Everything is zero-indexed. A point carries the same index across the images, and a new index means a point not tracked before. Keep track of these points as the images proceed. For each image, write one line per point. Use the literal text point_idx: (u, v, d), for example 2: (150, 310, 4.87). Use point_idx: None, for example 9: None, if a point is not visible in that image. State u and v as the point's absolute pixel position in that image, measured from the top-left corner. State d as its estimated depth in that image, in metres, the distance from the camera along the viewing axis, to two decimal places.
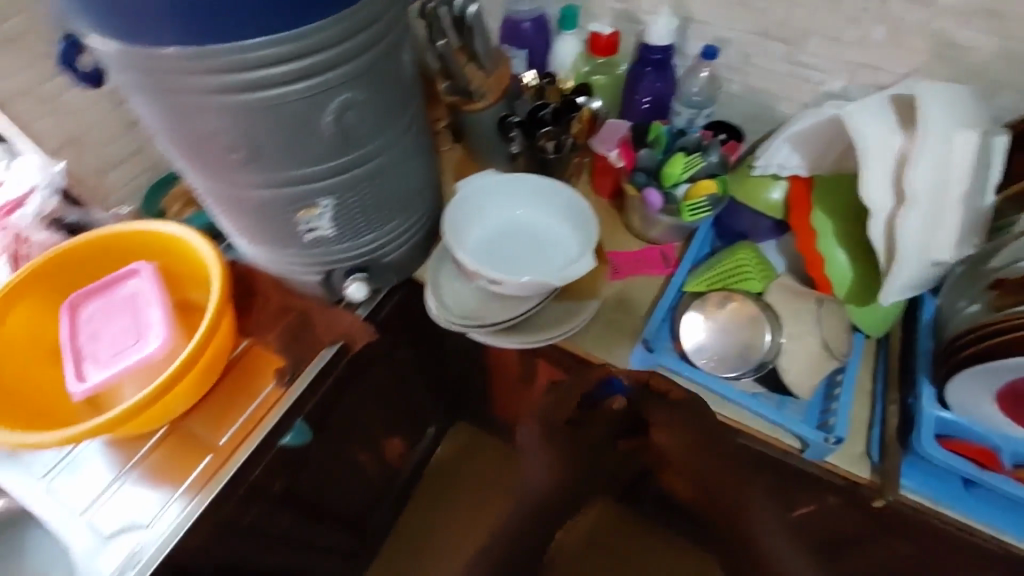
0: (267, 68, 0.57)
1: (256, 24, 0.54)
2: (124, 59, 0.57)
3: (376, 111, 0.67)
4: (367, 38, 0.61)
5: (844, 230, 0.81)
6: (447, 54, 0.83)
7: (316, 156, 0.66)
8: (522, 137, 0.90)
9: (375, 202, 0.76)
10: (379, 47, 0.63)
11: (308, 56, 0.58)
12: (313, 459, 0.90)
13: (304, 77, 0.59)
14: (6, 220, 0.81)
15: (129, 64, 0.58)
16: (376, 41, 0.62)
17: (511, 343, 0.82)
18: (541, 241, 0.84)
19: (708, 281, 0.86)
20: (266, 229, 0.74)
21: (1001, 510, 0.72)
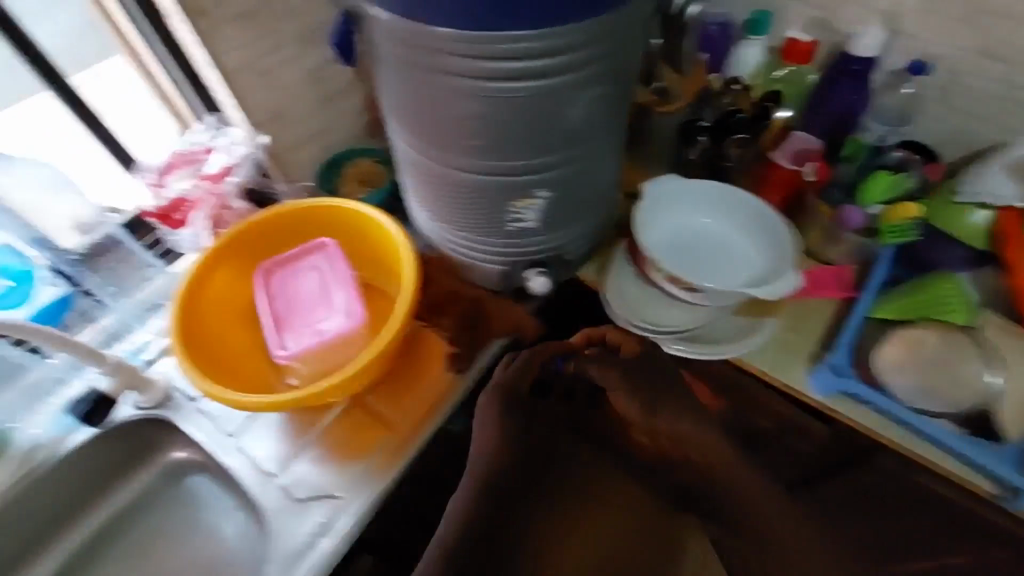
0: (536, 60, 0.57)
1: (545, 11, 0.53)
2: (400, 33, 0.58)
3: (607, 107, 0.66)
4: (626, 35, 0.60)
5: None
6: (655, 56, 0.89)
7: (547, 147, 0.66)
8: (709, 142, 0.88)
9: (578, 196, 0.75)
10: (628, 45, 0.62)
11: (576, 50, 0.57)
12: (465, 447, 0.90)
13: (566, 71, 0.59)
14: (217, 184, 0.84)
15: (403, 37, 0.58)
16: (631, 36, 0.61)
17: (690, 354, 0.80)
18: (731, 253, 0.82)
19: (902, 309, 0.82)
20: (472, 213, 0.75)
21: None
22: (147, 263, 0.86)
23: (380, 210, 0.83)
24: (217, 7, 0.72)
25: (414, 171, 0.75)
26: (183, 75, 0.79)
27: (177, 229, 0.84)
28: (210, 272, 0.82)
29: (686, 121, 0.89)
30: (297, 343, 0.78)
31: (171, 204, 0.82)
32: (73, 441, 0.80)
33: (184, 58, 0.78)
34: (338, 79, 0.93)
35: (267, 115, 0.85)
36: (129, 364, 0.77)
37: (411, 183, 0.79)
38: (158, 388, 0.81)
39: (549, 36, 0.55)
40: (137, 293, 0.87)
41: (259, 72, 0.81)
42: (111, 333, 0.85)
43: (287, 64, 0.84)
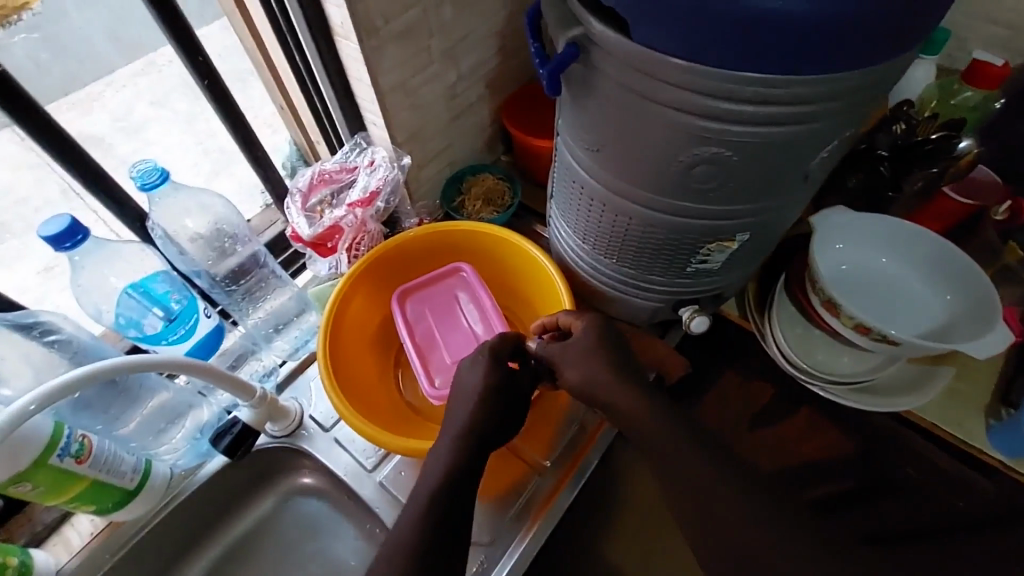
0: (804, 105, 0.46)
1: (828, 56, 0.42)
2: (631, 62, 0.48)
3: (843, 146, 0.56)
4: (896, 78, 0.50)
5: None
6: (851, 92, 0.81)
7: (772, 192, 0.57)
8: (887, 174, 0.82)
9: (770, 235, 0.66)
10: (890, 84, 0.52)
11: (850, 94, 0.47)
12: None
13: (830, 116, 0.49)
14: (362, 209, 0.80)
15: (632, 67, 0.49)
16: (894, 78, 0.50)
17: (865, 408, 0.74)
18: (910, 298, 0.76)
19: None
20: (652, 252, 0.67)
21: None
22: (276, 278, 0.81)
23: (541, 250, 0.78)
24: (385, 23, 0.68)
25: (589, 202, 0.67)
26: (333, 92, 0.75)
27: (325, 255, 0.83)
28: (349, 298, 0.78)
29: (859, 148, 0.84)
30: (447, 380, 0.74)
31: (325, 232, 0.80)
32: (206, 470, 0.76)
33: (337, 74, 0.73)
34: (471, 93, 0.88)
35: (408, 133, 0.81)
36: (270, 396, 0.73)
37: (577, 211, 0.71)
38: (292, 416, 0.77)
39: (832, 80, 0.45)
40: (263, 308, 0.81)
41: (408, 89, 0.77)
42: (237, 356, 0.81)
43: (432, 80, 0.79)
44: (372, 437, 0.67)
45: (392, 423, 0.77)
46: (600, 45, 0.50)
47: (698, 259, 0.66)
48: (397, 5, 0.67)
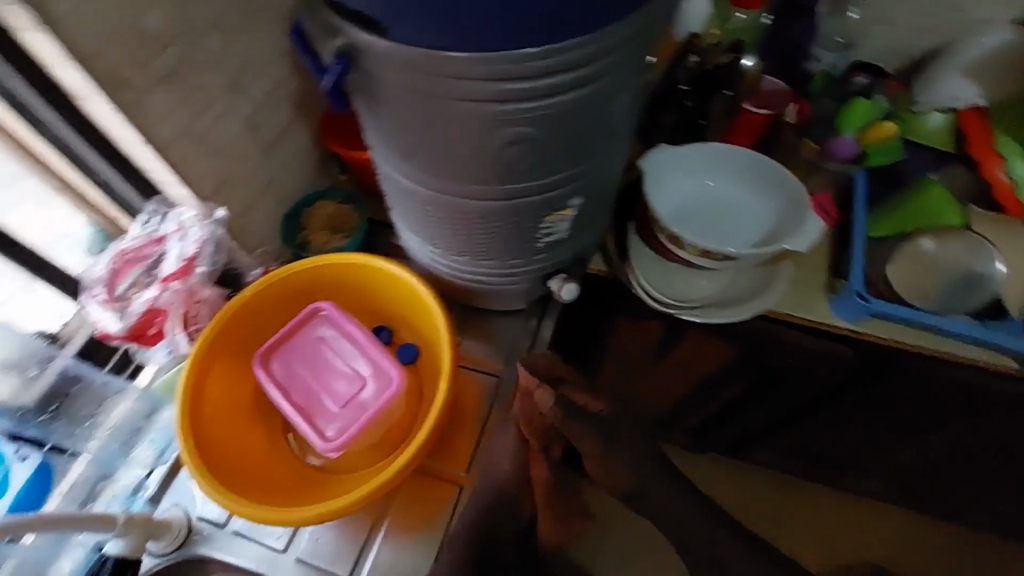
0: (577, 70, 0.47)
1: (581, 19, 0.44)
2: (405, 64, 0.47)
3: (636, 96, 0.59)
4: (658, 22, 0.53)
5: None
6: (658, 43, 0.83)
7: (586, 154, 0.58)
8: (694, 103, 0.88)
9: (601, 193, 0.69)
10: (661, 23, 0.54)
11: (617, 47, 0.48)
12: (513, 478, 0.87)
13: (607, 72, 0.50)
14: (183, 279, 0.72)
15: (407, 69, 0.47)
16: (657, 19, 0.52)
17: (728, 320, 0.81)
18: (739, 212, 0.83)
19: (893, 224, 0.86)
20: (501, 239, 0.67)
21: None
22: (108, 387, 0.73)
23: (398, 264, 0.75)
24: (137, 74, 0.60)
25: (424, 207, 0.64)
26: (106, 160, 0.66)
27: (155, 343, 0.74)
28: (203, 378, 0.70)
29: (663, 87, 0.89)
30: (336, 427, 0.69)
31: (142, 319, 0.71)
32: None
33: (103, 141, 0.64)
34: (278, 121, 0.82)
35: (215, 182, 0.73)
36: (139, 515, 0.64)
37: (418, 219, 0.68)
38: (177, 527, 0.69)
39: (593, 38, 0.46)
40: (103, 425, 0.73)
41: (196, 137, 0.69)
42: (92, 483, 0.72)
43: (222, 121, 0.72)
44: (270, 518, 0.61)
45: (292, 495, 0.71)
46: (372, 56, 0.48)
47: (546, 234, 0.67)
48: (142, 50, 0.60)
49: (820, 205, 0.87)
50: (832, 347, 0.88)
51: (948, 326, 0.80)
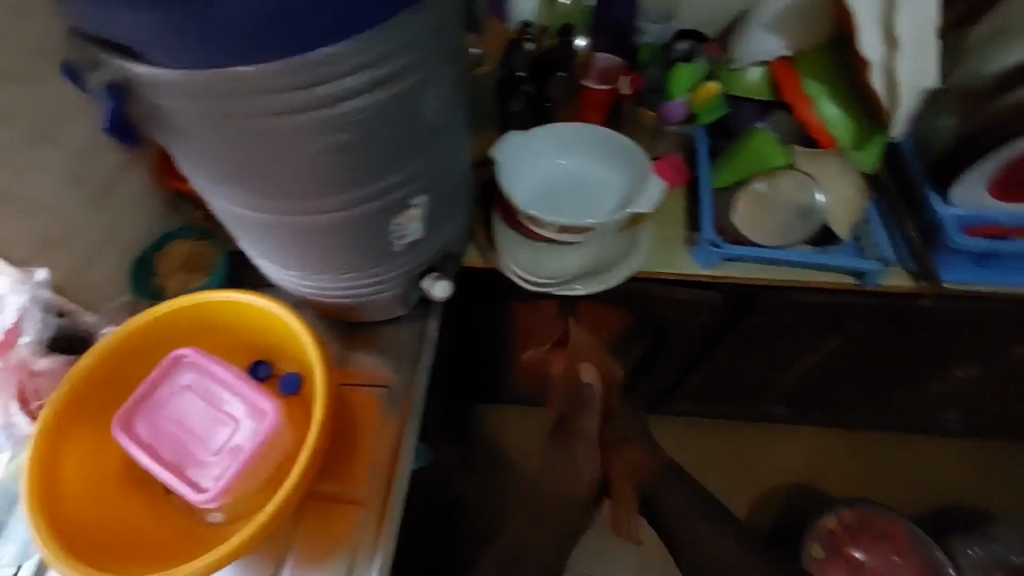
0: (377, 67, 0.50)
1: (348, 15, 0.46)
2: (191, 89, 0.48)
3: (455, 90, 0.61)
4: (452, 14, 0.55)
5: (864, 69, 0.84)
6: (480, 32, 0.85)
7: (416, 155, 0.59)
8: (532, 88, 0.90)
9: (451, 192, 0.71)
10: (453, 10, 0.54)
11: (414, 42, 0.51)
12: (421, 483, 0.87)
13: (411, 67, 0.52)
14: (6, 354, 0.71)
15: (195, 94, 0.48)
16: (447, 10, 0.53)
17: (600, 288, 0.84)
18: (593, 184, 0.86)
19: (734, 172, 0.93)
20: (353, 252, 0.65)
21: (1009, 270, 0.88)
22: None
23: (257, 294, 0.72)
24: None
25: (264, 232, 0.62)
26: None
27: None
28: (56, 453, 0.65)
29: (502, 76, 0.91)
30: (214, 477, 0.65)
31: None
32: None
33: None
34: None
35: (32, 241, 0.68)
36: None
37: (264, 245, 0.66)
38: None
39: (384, 35, 0.48)
40: None
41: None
42: None
43: (27, 174, 0.66)
44: None
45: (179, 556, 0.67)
46: (155, 86, 0.48)
47: (398, 237, 0.66)
48: None
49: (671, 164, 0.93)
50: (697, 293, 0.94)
51: (797, 259, 0.88)
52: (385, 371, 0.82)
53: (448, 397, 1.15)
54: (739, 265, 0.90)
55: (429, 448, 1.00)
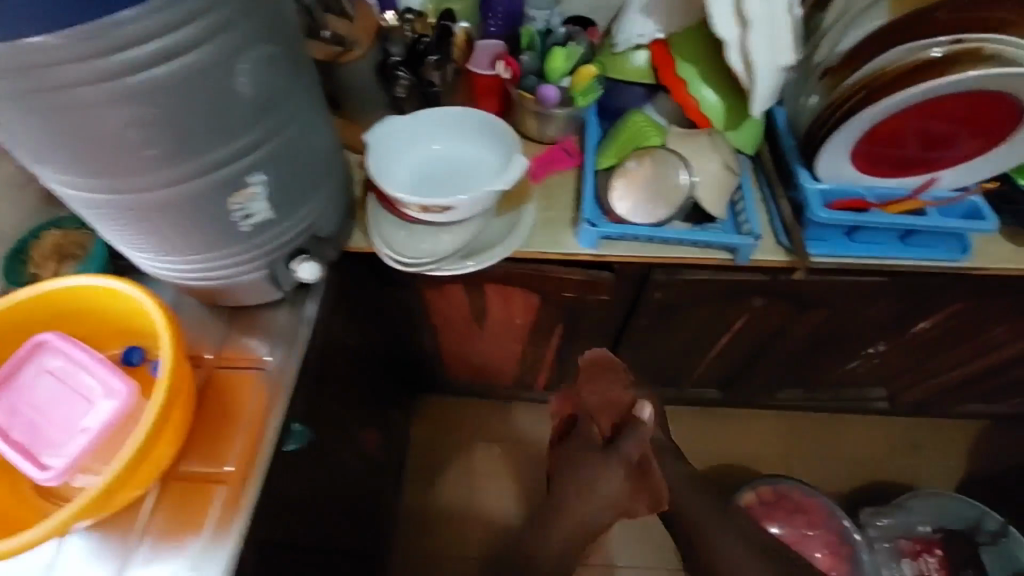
0: (167, 37, 0.51)
1: None
2: None
3: (286, 66, 0.62)
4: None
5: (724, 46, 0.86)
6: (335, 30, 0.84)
7: (238, 128, 0.59)
8: (409, 74, 0.90)
9: (304, 171, 0.71)
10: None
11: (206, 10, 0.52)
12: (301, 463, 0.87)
13: (209, 38, 0.53)
14: None
15: None
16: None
17: (476, 267, 0.86)
18: (468, 164, 0.88)
19: (615, 153, 0.96)
20: (196, 231, 0.66)
21: (876, 243, 0.92)
22: None
23: (114, 276, 0.73)
24: None
25: (100, 211, 0.63)
26: None
27: None
28: None
29: (380, 61, 0.89)
30: (61, 456, 0.66)
31: None
32: None
33: None
34: None
35: None
36: None
37: (109, 226, 0.66)
38: None
39: (170, 5, 0.49)
40: None
41: None
42: None
43: None
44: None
45: None
46: None
47: (242, 216, 0.67)
48: None
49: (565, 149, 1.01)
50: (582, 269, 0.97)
51: (669, 235, 0.90)
52: (258, 354, 0.83)
53: (360, 382, 1.18)
54: (620, 243, 0.92)
55: (327, 431, 1.02)
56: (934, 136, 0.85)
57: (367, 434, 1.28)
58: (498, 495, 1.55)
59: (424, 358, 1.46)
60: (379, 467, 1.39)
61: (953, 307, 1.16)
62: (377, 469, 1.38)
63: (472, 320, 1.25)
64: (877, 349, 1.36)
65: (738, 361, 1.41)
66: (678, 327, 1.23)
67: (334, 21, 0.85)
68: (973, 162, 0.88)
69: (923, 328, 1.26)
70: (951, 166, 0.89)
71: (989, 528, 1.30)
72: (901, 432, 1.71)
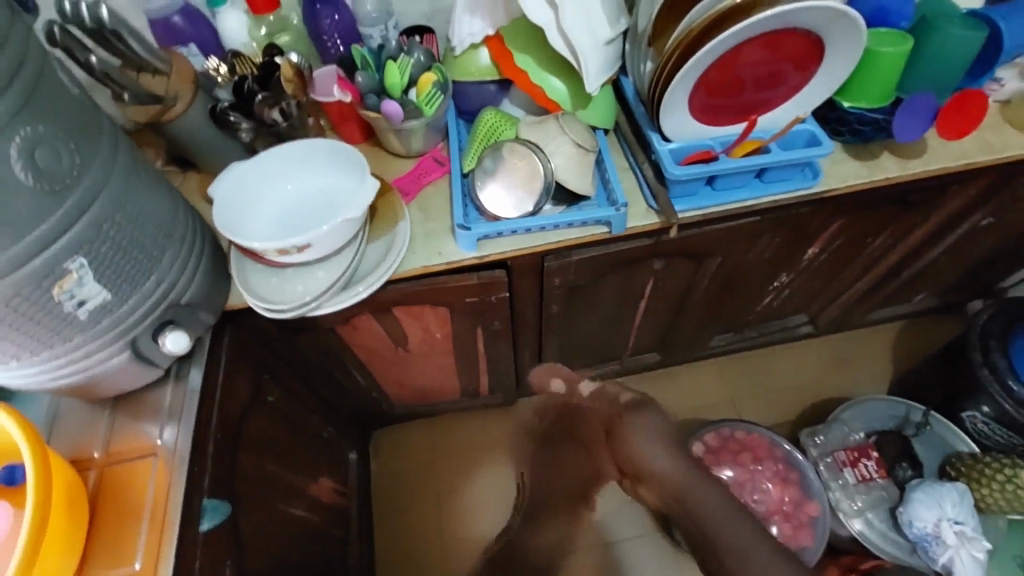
0: None
1: None
2: None
3: (69, 140, 0.58)
4: (7, 67, 0.52)
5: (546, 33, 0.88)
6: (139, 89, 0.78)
7: (33, 219, 0.56)
8: (245, 118, 0.87)
9: (137, 240, 0.68)
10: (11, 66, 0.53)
11: None
12: (230, 535, 0.84)
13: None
14: None
15: None
16: (10, 71, 0.52)
17: (357, 297, 0.85)
18: (326, 195, 0.88)
19: (476, 153, 0.97)
20: (28, 331, 0.62)
21: (734, 187, 0.97)
22: None
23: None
24: None
25: None
26: None
27: None
28: None
29: (212, 109, 0.86)
30: None
31: None
32: None
33: None
34: None
35: None
36: None
37: None
38: None
39: None
40: None
41: None
42: None
43: None
44: None
45: None
46: None
47: (75, 304, 0.63)
48: None
49: (433, 159, 1.02)
50: (472, 273, 0.99)
51: (542, 223, 0.92)
52: (151, 440, 0.80)
53: (292, 435, 1.14)
54: (499, 241, 0.93)
55: (261, 493, 0.98)
56: (763, 77, 0.91)
57: (315, 485, 1.24)
58: (470, 509, 1.54)
59: (362, 395, 1.42)
60: (341, 514, 1.35)
61: (832, 228, 1.23)
62: (340, 516, 1.34)
63: (393, 345, 1.23)
64: (783, 281, 1.44)
65: (662, 321, 1.45)
66: (593, 304, 1.26)
67: (144, 80, 0.78)
68: (802, 94, 0.94)
69: (814, 253, 1.33)
70: (786, 100, 0.95)
71: (914, 419, 1.42)
72: (830, 349, 1.82)
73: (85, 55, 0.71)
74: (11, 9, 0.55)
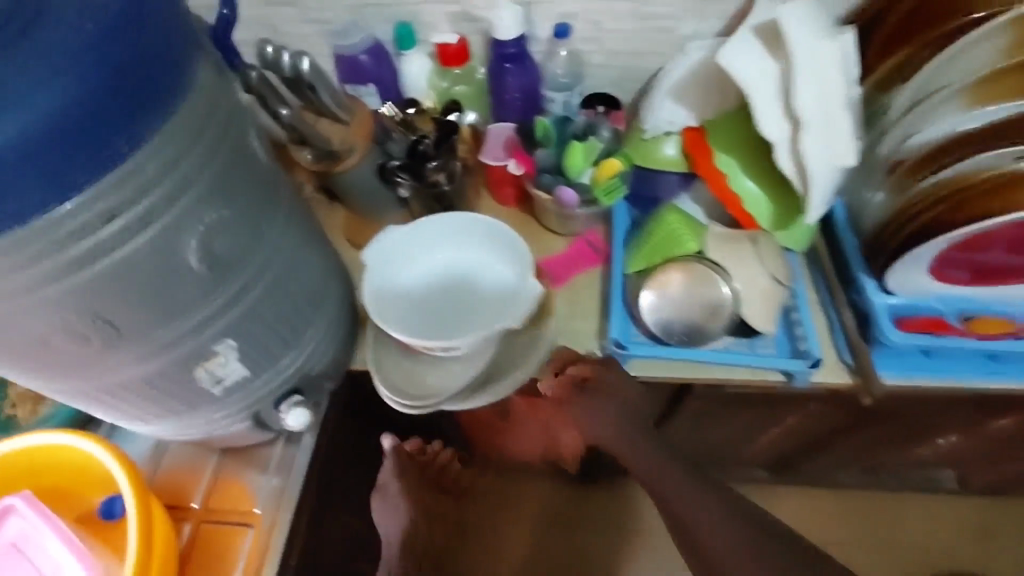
0: (114, 221, 0.43)
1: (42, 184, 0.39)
2: None
3: (250, 222, 0.52)
4: (205, 148, 0.47)
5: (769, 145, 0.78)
6: (314, 135, 0.74)
7: (193, 308, 0.51)
8: (410, 179, 0.79)
9: (288, 318, 0.62)
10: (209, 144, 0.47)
11: (144, 192, 0.44)
12: None
13: (135, 227, 0.44)
14: None
15: None
16: (210, 149, 0.47)
17: (495, 397, 0.75)
18: (476, 276, 0.80)
19: (647, 257, 0.84)
20: (165, 401, 0.58)
21: (957, 361, 0.79)
22: None
23: (87, 437, 0.69)
24: None
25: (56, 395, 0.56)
26: None
27: None
28: None
29: (381, 163, 0.79)
30: None
31: None
32: None
33: None
34: None
35: None
36: None
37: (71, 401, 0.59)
38: None
39: (101, 195, 0.42)
40: None
41: None
42: None
43: None
44: None
45: None
46: None
47: (214, 382, 0.59)
48: None
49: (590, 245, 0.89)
50: None
51: (714, 359, 0.77)
52: (247, 503, 0.77)
53: None
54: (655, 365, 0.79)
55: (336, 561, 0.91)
56: None
57: None
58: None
59: None
60: None
61: None
62: None
63: None
64: (948, 440, 1.20)
65: (791, 446, 1.24)
66: (722, 424, 1.10)
67: (324, 126, 0.74)
68: None
69: (1005, 423, 1.09)
70: None
71: None
72: None
73: (278, 107, 0.69)
74: (222, 75, 0.50)
